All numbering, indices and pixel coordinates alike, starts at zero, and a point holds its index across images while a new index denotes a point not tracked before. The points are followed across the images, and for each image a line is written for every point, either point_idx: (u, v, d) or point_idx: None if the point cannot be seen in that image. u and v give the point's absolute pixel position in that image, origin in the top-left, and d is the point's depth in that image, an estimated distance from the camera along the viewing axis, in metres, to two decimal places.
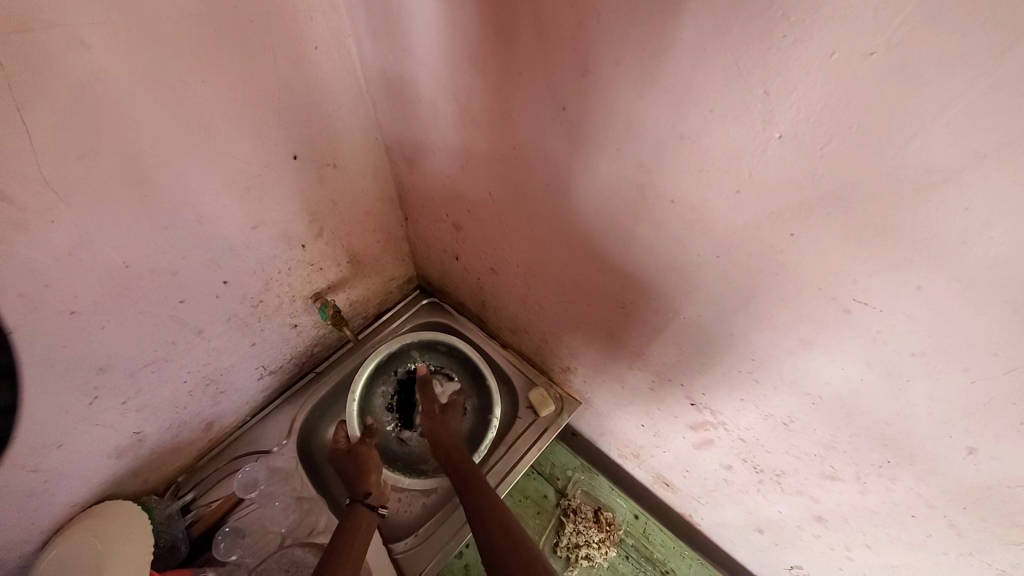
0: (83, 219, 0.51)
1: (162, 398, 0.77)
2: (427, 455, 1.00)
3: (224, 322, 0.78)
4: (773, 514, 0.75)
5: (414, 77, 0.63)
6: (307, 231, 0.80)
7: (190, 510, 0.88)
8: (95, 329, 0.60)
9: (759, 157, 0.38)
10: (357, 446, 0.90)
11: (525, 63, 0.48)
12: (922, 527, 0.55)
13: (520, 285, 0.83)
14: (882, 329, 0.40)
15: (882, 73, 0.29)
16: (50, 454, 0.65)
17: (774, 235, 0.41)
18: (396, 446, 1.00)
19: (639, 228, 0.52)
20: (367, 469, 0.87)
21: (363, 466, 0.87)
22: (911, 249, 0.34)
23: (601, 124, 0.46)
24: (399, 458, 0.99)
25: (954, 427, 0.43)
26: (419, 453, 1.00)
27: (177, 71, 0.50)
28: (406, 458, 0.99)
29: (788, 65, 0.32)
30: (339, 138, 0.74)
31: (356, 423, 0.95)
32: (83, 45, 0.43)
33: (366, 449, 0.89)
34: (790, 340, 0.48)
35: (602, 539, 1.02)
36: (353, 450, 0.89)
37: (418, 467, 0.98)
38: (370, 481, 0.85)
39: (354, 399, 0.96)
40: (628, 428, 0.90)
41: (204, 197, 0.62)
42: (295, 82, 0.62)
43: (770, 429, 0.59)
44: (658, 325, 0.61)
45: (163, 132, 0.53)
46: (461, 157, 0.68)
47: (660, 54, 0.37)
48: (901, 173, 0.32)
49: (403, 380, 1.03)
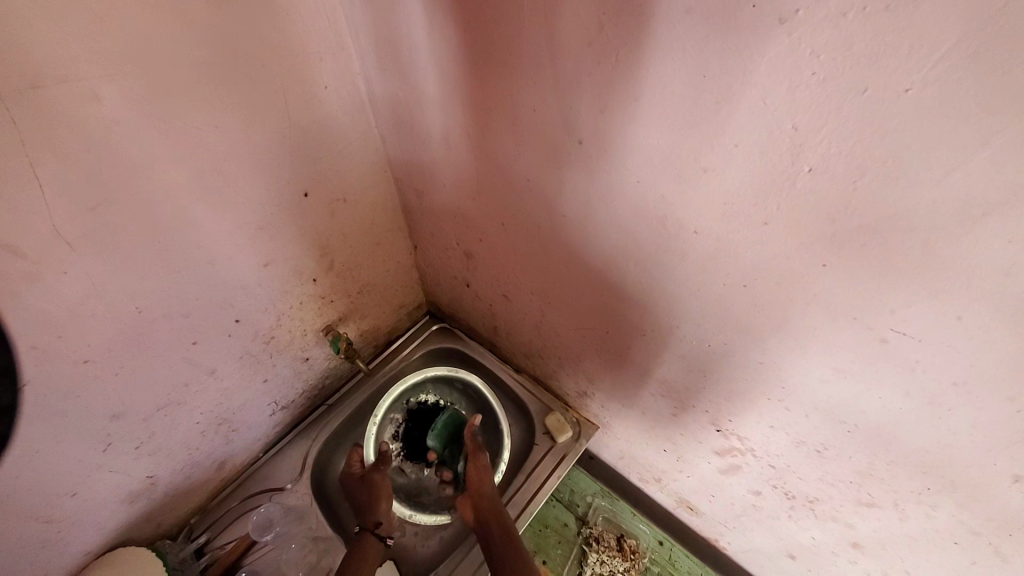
0: (96, 269, 0.51)
1: (175, 440, 0.75)
2: (429, 487, 0.98)
3: (236, 360, 0.77)
4: (806, 540, 0.72)
5: (423, 111, 0.63)
6: (318, 265, 0.80)
7: (204, 553, 0.86)
8: (109, 376, 0.59)
9: (787, 190, 0.37)
10: (370, 474, 0.88)
11: (539, 99, 0.48)
12: (966, 554, 0.53)
13: (534, 311, 0.82)
14: (921, 359, 0.39)
15: (920, 108, 0.28)
16: (63, 504, 0.63)
17: (805, 264, 0.40)
18: (397, 476, 0.98)
19: (661, 258, 0.52)
20: (378, 496, 0.85)
21: (375, 493, 0.85)
22: (953, 279, 0.34)
23: (620, 157, 0.46)
24: (401, 489, 0.97)
25: (998, 455, 0.41)
26: (420, 485, 0.98)
27: (189, 118, 0.50)
28: (407, 490, 0.97)
29: (816, 101, 0.32)
30: (349, 173, 0.74)
31: (371, 448, 0.92)
32: (96, 99, 0.43)
33: (381, 476, 0.87)
34: (823, 369, 0.47)
35: (627, 568, 1.00)
36: (366, 478, 0.88)
37: (420, 499, 0.96)
38: (381, 510, 0.84)
39: (370, 425, 0.94)
40: (649, 452, 0.88)
41: (216, 238, 0.61)
42: (305, 122, 0.63)
43: (803, 456, 0.58)
44: (681, 351, 0.60)
45: (175, 177, 0.53)
46: (472, 188, 0.68)
47: (681, 90, 0.37)
48: (940, 206, 0.31)
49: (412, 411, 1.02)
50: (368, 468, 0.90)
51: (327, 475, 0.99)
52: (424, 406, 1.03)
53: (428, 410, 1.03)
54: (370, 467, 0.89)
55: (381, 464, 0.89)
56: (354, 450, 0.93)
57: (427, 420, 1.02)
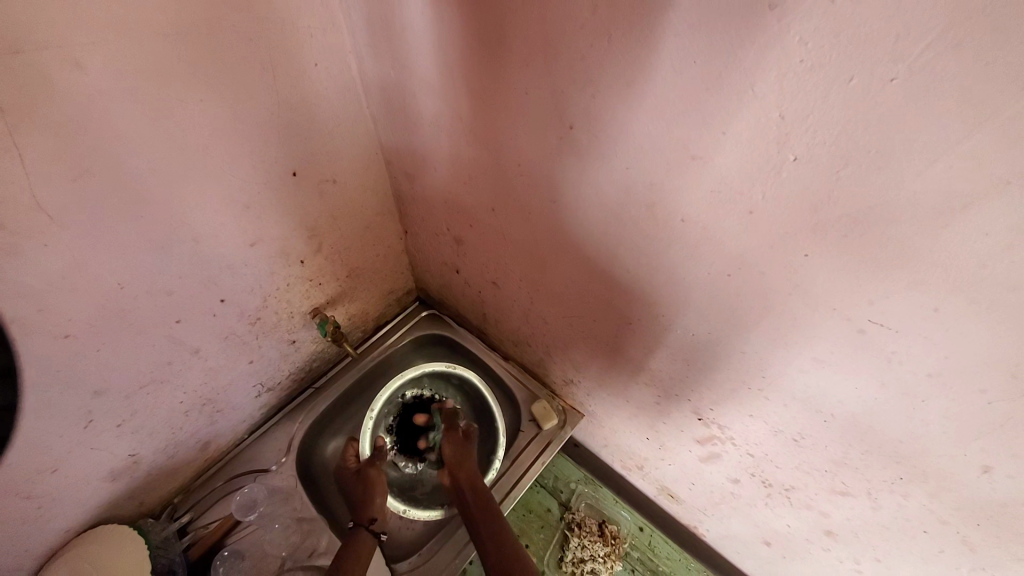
0: (77, 242, 0.50)
1: (159, 419, 0.75)
2: (422, 482, 1.00)
3: (222, 340, 0.76)
4: (782, 528, 0.74)
5: (414, 92, 0.63)
6: (306, 246, 0.79)
7: (187, 532, 0.85)
8: (90, 352, 0.58)
9: (773, 179, 0.37)
10: (366, 468, 0.90)
11: (530, 81, 0.47)
12: (934, 542, 0.55)
13: (523, 299, 0.83)
14: (898, 350, 0.40)
15: (905, 99, 0.29)
16: (43, 481, 0.62)
17: (789, 254, 0.41)
18: (391, 471, 0.99)
19: (649, 246, 0.52)
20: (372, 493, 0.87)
21: (371, 489, 0.87)
22: (929, 271, 0.34)
23: (610, 142, 0.46)
24: (396, 484, 0.98)
25: (968, 446, 0.42)
26: (413, 481, 0.99)
27: (175, 91, 0.49)
28: (402, 485, 0.98)
29: (805, 90, 0.32)
30: (339, 153, 0.73)
31: (367, 440, 0.94)
32: (78, 66, 0.42)
33: (376, 470, 0.90)
34: (803, 360, 0.47)
35: (607, 553, 1.01)
36: (362, 474, 0.90)
37: (414, 494, 0.97)
38: (376, 507, 0.86)
39: (369, 419, 0.95)
40: (633, 441, 0.89)
41: (202, 215, 0.60)
42: (294, 99, 0.61)
43: (780, 445, 0.59)
44: (665, 341, 0.61)
45: (159, 151, 0.51)
46: (463, 172, 0.68)
47: (672, 77, 0.37)
48: (922, 198, 0.31)
49: (408, 405, 1.03)
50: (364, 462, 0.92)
51: (313, 458, 1.00)
52: (418, 400, 1.04)
53: (424, 404, 1.04)
54: (366, 463, 0.92)
55: (376, 459, 0.92)
56: (348, 443, 0.94)
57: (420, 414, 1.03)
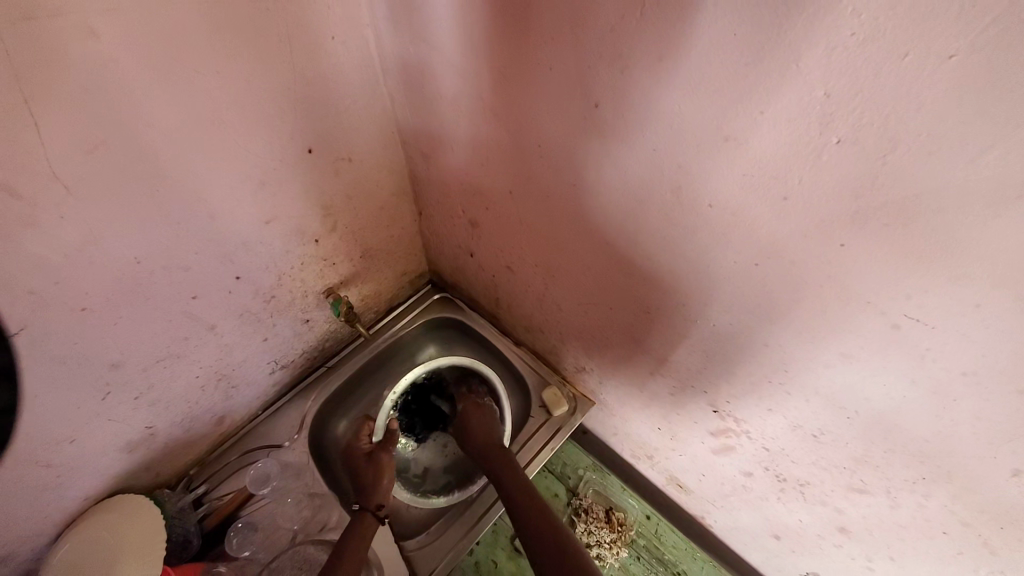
0: (94, 215, 0.50)
1: (174, 392, 0.76)
2: (416, 464, 1.00)
3: (236, 317, 0.77)
4: (793, 522, 0.73)
5: (433, 69, 0.61)
6: (321, 225, 0.79)
7: (202, 503, 0.87)
8: (107, 325, 0.59)
9: (812, 164, 0.35)
10: (378, 452, 0.89)
11: (555, 56, 0.46)
12: (953, 544, 0.54)
13: (538, 284, 0.82)
14: (932, 347, 0.38)
15: (964, 78, 0.27)
16: (62, 449, 0.64)
17: (822, 244, 0.39)
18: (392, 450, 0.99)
19: (673, 233, 0.50)
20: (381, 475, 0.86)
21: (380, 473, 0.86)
22: (973, 265, 0.32)
23: (638, 122, 0.44)
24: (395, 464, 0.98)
25: (999, 448, 0.41)
26: (409, 462, 1.00)
27: (191, 62, 0.48)
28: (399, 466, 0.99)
29: (854, 66, 0.30)
30: (355, 131, 0.72)
31: (381, 427, 0.93)
32: (93, 34, 0.41)
33: (386, 455, 0.89)
34: (830, 354, 0.46)
35: (614, 539, 1.02)
36: (373, 458, 0.88)
37: (409, 475, 0.98)
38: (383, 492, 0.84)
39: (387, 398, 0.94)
40: (644, 430, 0.89)
41: (217, 192, 0.60)
42: (310, 73, 0.60)
43: (798, 440, 0.58)
44: (684, 331, 0.60)
45: (175, 123, 0.51)
46: (481, 153, 0.66)
47: (708, 54, 0.35)
48: (974, 185, 0.29)
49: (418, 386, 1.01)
50: (376, 445, 0.91)
51: (325, 436, 1.01)
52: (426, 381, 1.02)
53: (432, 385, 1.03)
54: (378, 446, 0.91)
55: (387, 443, 0.91)
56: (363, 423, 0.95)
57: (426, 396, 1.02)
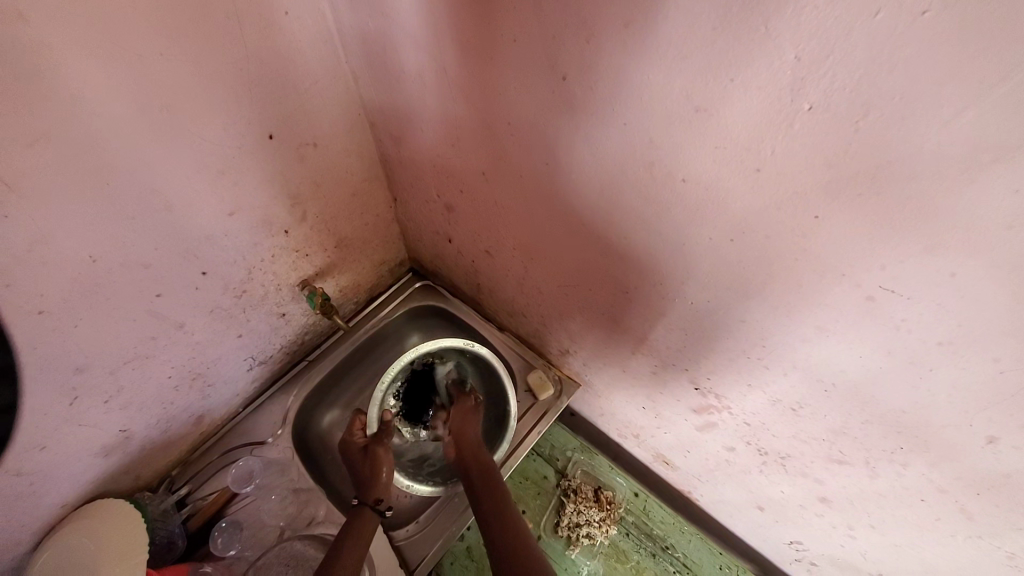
0: (41, 214, 0.46)
1: (148, 393, 0.73)
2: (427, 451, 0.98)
3: (207, 314, 0.74)
4: (775, 494, 0.74)
5: (397, 45, 0.58)
6: (290, 215, 0.76)
7: (186, 504, 0.86)
8: (68, 328, 0.56)
9: (785, 133, 0.34)
10: (373, 446, 0.88)
11: (520, 25, 0.43)
12: (932, 511, 0.54)
13: (517, 268, 0.80)
14: (907, 318, 0.38)
15: (936, 36, 0.25)
16: (34, 456, 0.62)
17: (796, 217, 0.38)
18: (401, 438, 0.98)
19: (648, 210, 0.49)
20: (378, 468, 0.85)
21: (376, 465, 0.86)
22: (946, 232, 0.32)
23: (609, 95, 0.42)
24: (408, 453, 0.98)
25: (975, 416, 0.41)
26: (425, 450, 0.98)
27: (133, 43, 0.45)
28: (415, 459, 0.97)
29: (824, 28, 0.28)
30: (319, 115, 0.69)
31: (375, 419, 0.88)
32: (21, 17, 0.37)
33: (382, 450, 0.87)
34: (806, 328, 0.46)
35: (603, 517, 1.03)
36: (368, 450, 0.88)
37: (421, 464, 0.96)
38: (380, 485, 0.84)
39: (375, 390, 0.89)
40: (629, 410, 0.89)
41: (174, 183, 0.57)
42: (266, 54, 0.57)
43: (778, 414, 0.58)
44: (663, 310, 0.59)
45: (121, 111, 0.47)
46: (452, 133, 0.63)
47: (678, 16, 0.33)
48: (947, 151, 0.29)
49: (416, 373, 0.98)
50: (370, 439, 0.89)
51: (311, 430, 1.00)
52: (430, 368, 0.99)
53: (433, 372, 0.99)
54: (373, 439, 0.89)
55: (382, 437, 0.89)
56: (354, 418, 0.94)
57: (427, 384, 0.99)
